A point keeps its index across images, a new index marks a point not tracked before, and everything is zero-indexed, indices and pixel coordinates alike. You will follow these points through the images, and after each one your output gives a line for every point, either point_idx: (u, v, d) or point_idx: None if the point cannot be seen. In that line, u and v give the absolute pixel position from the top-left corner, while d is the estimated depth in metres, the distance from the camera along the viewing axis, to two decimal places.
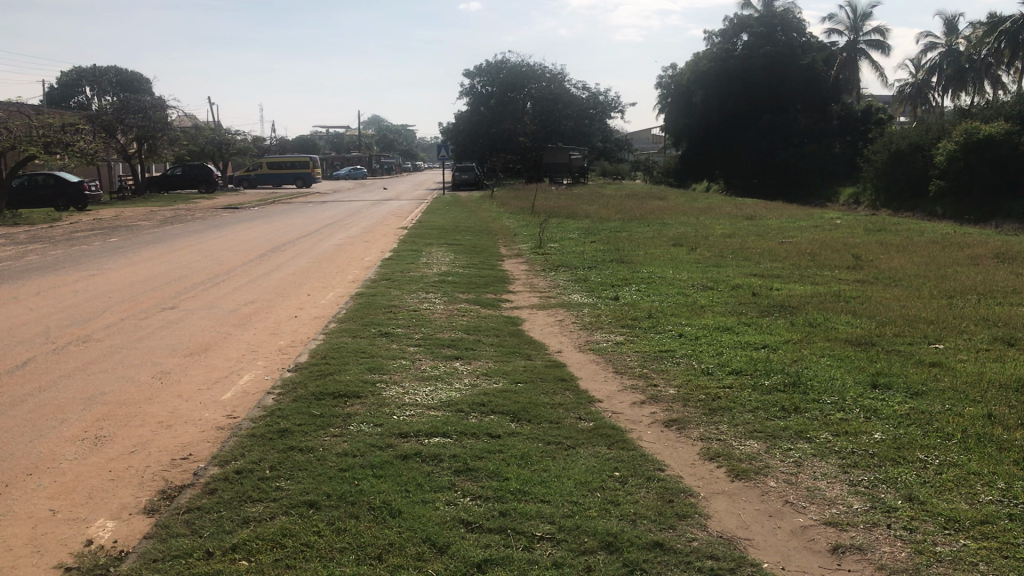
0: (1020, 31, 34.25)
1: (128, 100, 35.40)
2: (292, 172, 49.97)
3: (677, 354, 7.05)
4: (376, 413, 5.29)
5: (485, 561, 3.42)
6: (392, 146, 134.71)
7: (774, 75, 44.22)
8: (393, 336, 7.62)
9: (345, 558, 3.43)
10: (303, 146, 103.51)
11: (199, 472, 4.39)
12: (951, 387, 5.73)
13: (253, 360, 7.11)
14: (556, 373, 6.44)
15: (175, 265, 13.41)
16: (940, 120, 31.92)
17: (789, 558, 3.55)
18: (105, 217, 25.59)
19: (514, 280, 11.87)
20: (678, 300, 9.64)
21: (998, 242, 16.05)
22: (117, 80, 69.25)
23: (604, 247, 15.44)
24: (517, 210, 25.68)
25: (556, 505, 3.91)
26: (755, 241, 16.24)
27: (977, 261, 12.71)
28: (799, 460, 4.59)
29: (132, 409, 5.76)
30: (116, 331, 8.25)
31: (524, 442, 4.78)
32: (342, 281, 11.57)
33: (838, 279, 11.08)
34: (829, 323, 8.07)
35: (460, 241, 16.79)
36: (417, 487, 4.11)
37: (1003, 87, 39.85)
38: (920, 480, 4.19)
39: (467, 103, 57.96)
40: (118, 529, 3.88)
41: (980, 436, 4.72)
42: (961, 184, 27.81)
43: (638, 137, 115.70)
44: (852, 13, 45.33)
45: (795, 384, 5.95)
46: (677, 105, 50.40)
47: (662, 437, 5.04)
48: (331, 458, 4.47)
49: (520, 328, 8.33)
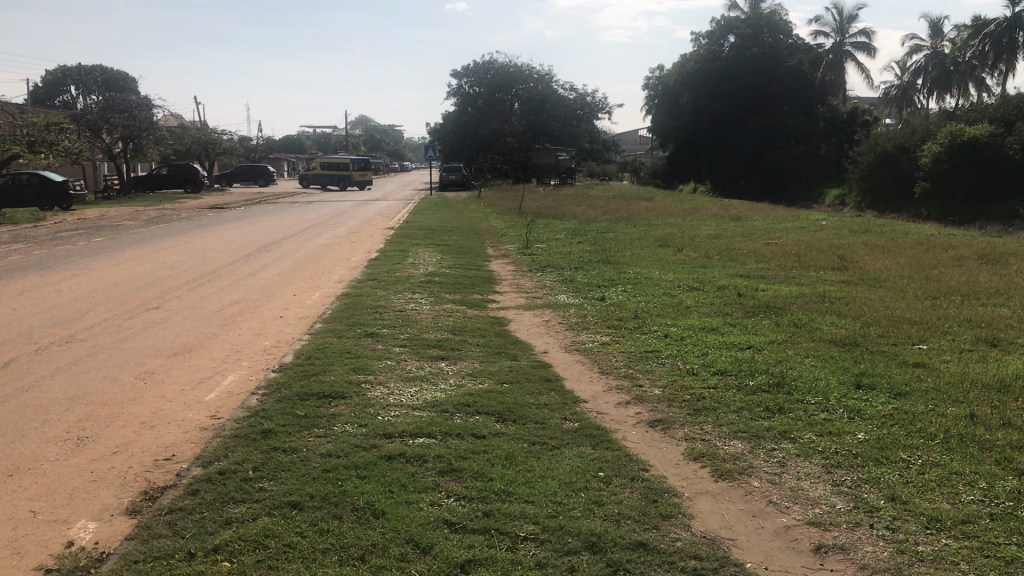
0: (1004, 33, 34.67)
1: (114, 99, 35.09)
2: (336, 174, 48.19)
3: (663, 354, 7.07)
4: (361, 413, 5.28)
5: (469, 562, 3.40)
6: (379, 145, 135.62)
7: (762, 75, 44.33)
8: (378, 336, 7.60)
9: (328, 559, 3.42)
10: (289, 146, 104.12)
11: (182, 473, 4.36)
12: (934, 387, 5.77)
13: (239, 360, 7.10)
14: (541, 373, 6.45)
15: (160, 266, 13.23)
16: (926, 120, 32.15)
17: (772, 558, 3.56)
18: (89, 217, 25.45)
19: (501, 280, 11.89)
20: (665, 300, 9.70)
21: (981, 243, 16.16)
22: (103, 80, 68.50)
23: (591, 248, 15.46)
24: (504, 211, 25.80)
25: (539, 505, 3.91)
26: (742, 242, 16.38)
27: (961, 263, 12.83)
28: (783, 460, 4.60)
29: (115, 408, 5.75)
30: (100, 331, 8.18)
31: (508, 442, 4.78)
32: (328, 282, 11.48)
33: (824, 280, 11.13)
34: (814, 324, 8.11)
35: (447, 240, 16.84)
36: (401, 488, 4.10)
37: (989, 89, 40.14)
38: (903, 480, 4.21)
39: (455, 103, 57.86)
40: (100, 530, 3.85)
41: (964, 437, 4.74)
42: (947, 185, 27.97)
43: (625, 137, 116.48)
44: (839, 15, 45.71)
45: (779, 384, 5.97)
46: (666, 106, 50.43)
47: (647, 438, 5.05)
48: (315, 459, 4.46)
49: (507, 328, 8.35)
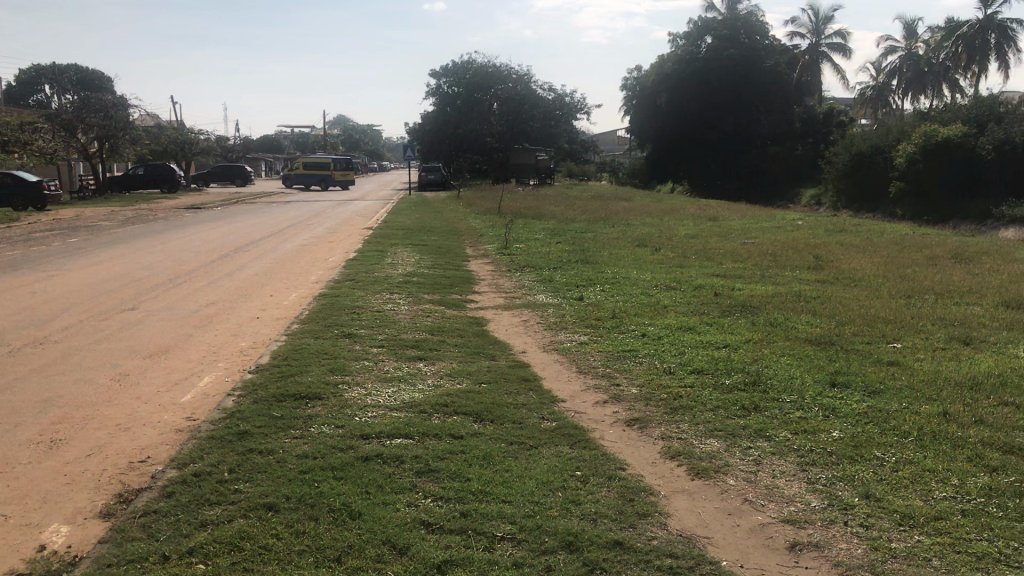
0: (977, 35, 35.05)
1: (89, 98, 34.78)
2: (316, 173, 48.02)
3: (641, 353, 7.10)
4: (337, 414, 5.27)
5: (445, 563, 3.40)
6: (358, 145, 135.23)
7: (739, 76, 44.55)
8: (356, 337, 7.57)
9: (303, 561, 3.41)
10: (267, 146, 103.61)
11: (157, 475, 4.32)
12: (908, 384, 5.84)
13: (215, 361, 7.06)
14: (519, 373, 6.45)
15: (135, 267, 13.10)
16: (901, 121, 32.45)
17: (747, 556, 3.58)
18: (63, 217, 25.21)
19: (479, 280, 11.89)
20: (642, 300, 9.73)
21: (955, 242, 16.31)
22: (79, 79, 67.89)
23: (570, 248, 15.49)
24: (483, 211, 25.80)
25: (516, 505, 3.91)
26: (719, 241, 16.46)
27: (935, 262, 12.96)
28: (758, 458, 4.63)
29: (89, 410, 5.70)
30: (74, 334, 8.08)
31: (485, 442, 4.78)
32: (305, 283, 11.43)
33: (799, 279, 11.21)
34: (789, 323, 8.16)
35: (425, 240, 16.82)
36: (377, 489, 4.09)
37: (963, 90, 40.56)
38: (876, 477, 4.25)
39: (433, 103, 57.72)
40: (73, 534, 3.81)
41: (936, 434, 4.79)
42: (922, 185, 28.23)
43: (603, 138, 116.83)
44: (815, 16, 46.03)
45: (754, 382, 6.01)
46: (644, 106, 50.57)
47: (624, 436, 5.06)
48: (292, 460, 4.44)
49: (485, 328, 8.35)
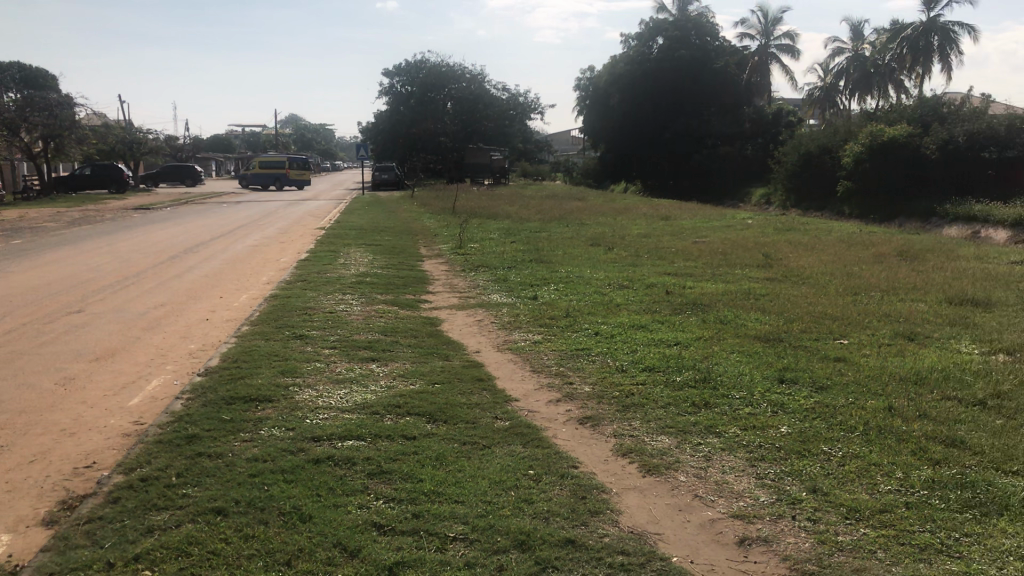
0: (920, 37, 35.80)
1: (33, 97, 34.01)
2: (270, 172, 47.51)
3: (593, 352, 7.14)
4: (288, 416, 5.21)
5: (396, 565, 3.38)
6: (311, 145, 134.14)
7: (690, 76, 44.98)
8: (308, 338, 7.50)
9: (253, 565, 3.37)
10: (218, 146, 102.27)
11: (102, 481, 4.24)
12: (855, 379, 5.95)
13: (162, 365, 6.93)
14: (473, 373, 6.44)
15: (81, 269, 12.82)
16: (848, 121, 33.02)
17: (697, 551, 3.61)
18: (6, 218, 24.63)
19: (433, 280, 11.85)
20: (595, 298, 9.78)
21: (901, 240, 16.63)
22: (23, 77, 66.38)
23: (524, 247, 15.50)
24: (437, 211, 25.71)
25: (469, 505, 3.91)
26: (672, 240, 16.60)
27: (880, 259, 13.20)
28: (709, 454, 4.68)
29: (32, 416, 5.57)
30: (16, 338, 7.88)
31: (437, 443, 4.76)
32: (256, 284, 11.30)
33: (749, 277, 11.37)
34: (739, 320, 8.27)
35: (378, 240, 16.72)
36: (328, 492, 4.06)
37: (907, 91, 41.40)
38: (824, 472, 4.31)
39: (386, 102, 57.37)
40: (15, 543, 3.72)
41: (882, 428, 4.88)
42: (869, 184, 28.74)
43: (558, 137, 117.22)
44: (764, 18, 46.64)
45: (704, 380, 6.07)
46: (597, 106, 50.83)
47: (577, 435, 5.08)
48: (241, 464, 4.39)
49: (439, 328, 8.33)
